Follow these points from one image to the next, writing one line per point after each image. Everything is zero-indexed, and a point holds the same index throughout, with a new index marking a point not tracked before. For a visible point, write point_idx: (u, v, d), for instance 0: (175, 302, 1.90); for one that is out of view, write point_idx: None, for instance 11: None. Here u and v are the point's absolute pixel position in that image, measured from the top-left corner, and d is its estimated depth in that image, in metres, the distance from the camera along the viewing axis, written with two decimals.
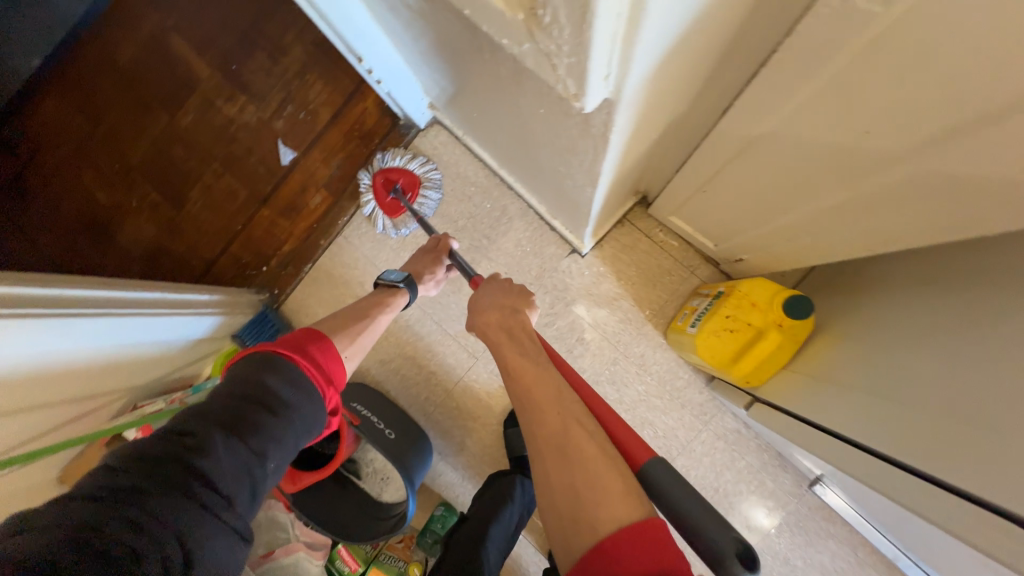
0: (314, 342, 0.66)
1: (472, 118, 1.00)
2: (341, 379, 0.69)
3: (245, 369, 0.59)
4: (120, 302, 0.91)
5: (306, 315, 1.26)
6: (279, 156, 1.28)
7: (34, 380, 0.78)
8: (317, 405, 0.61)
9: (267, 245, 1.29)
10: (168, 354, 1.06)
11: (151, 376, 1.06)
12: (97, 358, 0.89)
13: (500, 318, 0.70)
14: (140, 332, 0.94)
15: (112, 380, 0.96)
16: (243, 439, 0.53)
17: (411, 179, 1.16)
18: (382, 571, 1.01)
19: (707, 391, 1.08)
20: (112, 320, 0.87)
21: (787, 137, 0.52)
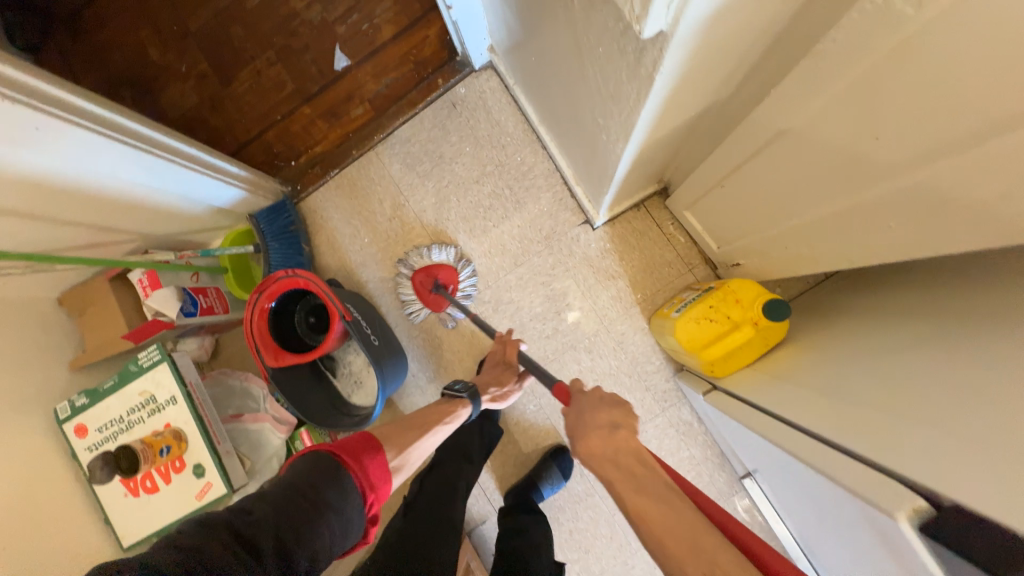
0: (366, 445, 0.73)
1: (528, 67, 1.04)
2: (384, 493, 0.72)
3: (307, 465, 0.66)
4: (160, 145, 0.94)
5: (321, 217, 1.31)
6: (333, 61, 1.30)
7: (60, 186, 0.84)
8: (357, 513, 0.65)
9: (301, 142, 1.33)
10: (193, 212, 1.12)
11: (172, 228, 1.12)
12: (122, 188, 0.93)
13: (603, 445, 0.65)
14: (174, 183, 1.00)
15: (131, 217, 1.01)
16: (291, 534, 0.57)
17: (448, 271, 1.20)
18: None
19: (672, 381, 1.15)
20: (146, 157, 0.91)
21: (806, 134, 0.57)
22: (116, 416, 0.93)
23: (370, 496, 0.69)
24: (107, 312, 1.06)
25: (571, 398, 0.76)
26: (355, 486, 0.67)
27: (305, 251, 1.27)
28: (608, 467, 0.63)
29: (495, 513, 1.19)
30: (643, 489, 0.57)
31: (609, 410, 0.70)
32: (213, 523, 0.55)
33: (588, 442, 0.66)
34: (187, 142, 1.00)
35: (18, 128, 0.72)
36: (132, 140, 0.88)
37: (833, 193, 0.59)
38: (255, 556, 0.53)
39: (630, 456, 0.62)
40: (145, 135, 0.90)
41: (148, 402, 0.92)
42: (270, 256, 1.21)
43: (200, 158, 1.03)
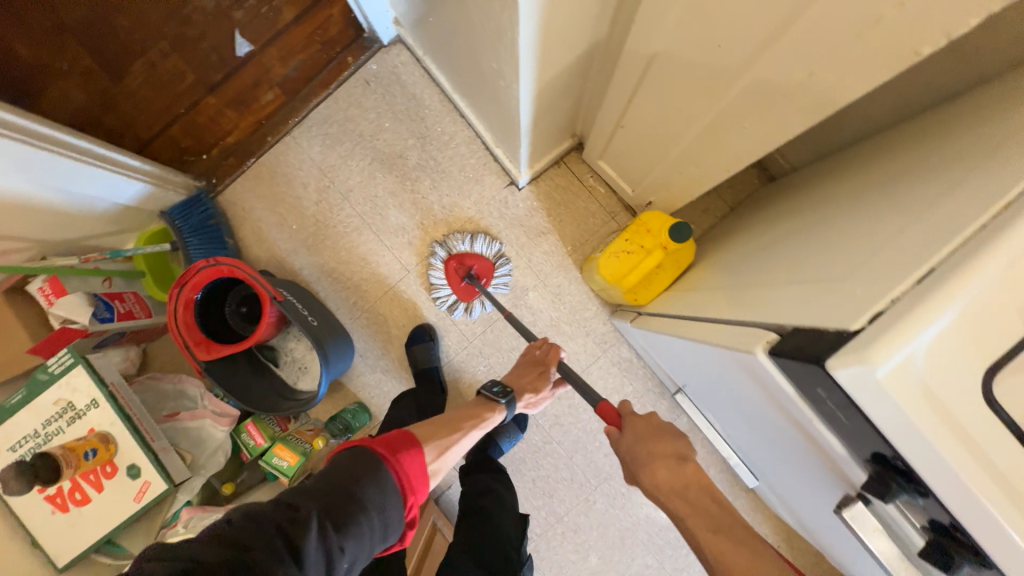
0: (411, 445, 0.72)
1: (432, 34, 1.06)
2: (424, 490, 0.72)
3: (347, 463, 0.66)
4: (42, 138, 0.88)
5: (244, 209, 1.27)
6: (234, 47, 1.26)
7: None
8: (395, 512, 0.65)
9: (211, 134, 1.28)
10: (95, 213, 1.06)
11: (72, 232, 1.05)
12: (6, 190, 0.87)
13: (671, 479, 0.65)
14: (66, 179, 0.94)
15: (21, 225, 0.94)
16: (333, 531, 0.59)
17: (485, 265, 1.21)
18: (286, 448, 1.06)
19: (609, 323, 1.22)
20: (28, 150, 0.85)
21: (666, 55, 0.64)
22: (29, 432, 0.86)
23: (411, 494, 0.69)
24: (7, 327, 0.97)
25: (622, 420, 0.76)
26: (396, 482, 0.67)
27: (230, 244, 1.23)
28: (675, 499, 0.64)
29: (458, 476, 1.22)
30: (721, 530, 0.58)
31: (669, 440, 0.70)
32: (259, 521, 0.56)
33: (654, 473, 0.67)
34: (75, 134, 0.95)
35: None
36: (11, 131, 0.82)
37: (699, 107, 0.67)
38: (297, 554, 0.55)
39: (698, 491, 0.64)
40: (25, 127, 0.85)
41: (65, 411, 0.86)
42: (190, 253, 1.17)
43: (93, 151, 0.98)
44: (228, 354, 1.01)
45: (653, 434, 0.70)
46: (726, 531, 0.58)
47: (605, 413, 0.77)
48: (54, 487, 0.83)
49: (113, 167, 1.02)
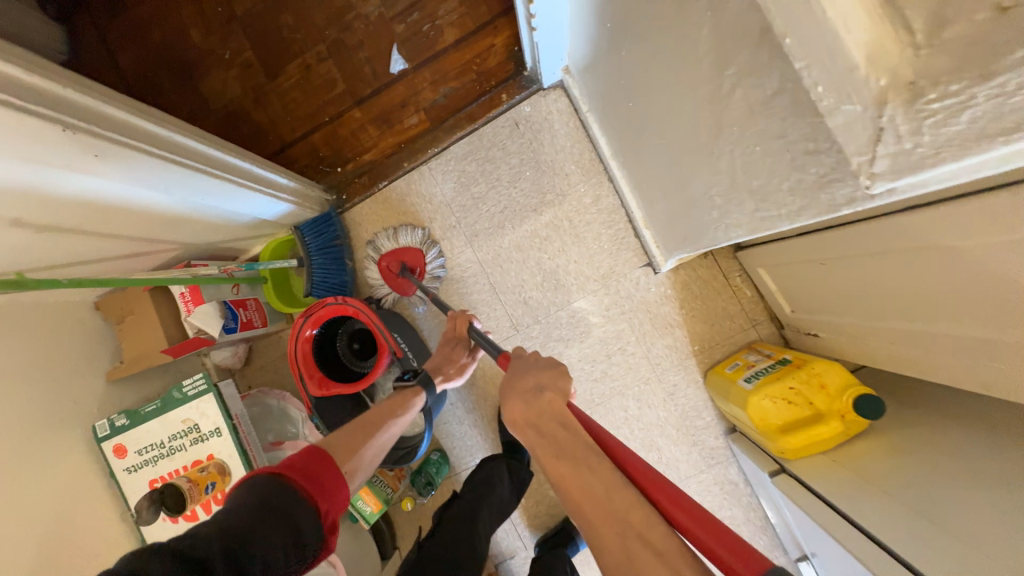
0: (316, 456, 0.63)
1: (609, 104, 0.96)
2: (340, 497, 0.61)
3: (245, 485, 0.55)
4: (213, 162, 0.89)
5: (367, 230, 1.25)
6: (389, 62, 1.20)
7: (109, 209, 0.80)
8: (308, 520, 0.55)
9: (349, 148, 1.26)
10: (239, 224, 1.07)
11: (214, 238, 1.07)
12: (171, 207, 0.89)
13: (526, 413, 0.57)
14: (227, 201, 0.95)
15: (176, 232, 0.97)
16: (235, 544, 0.49)
17: (414, 254, 1.17)
18: (372, 491, 1.08)
19: (722, 439, 1.11)
20: (203, 178, 0.86)
21: (970, 261, 0.51)
22: (157, 441, 0.90)
23: (325, 504, 0.59)
24: (147, 323, 1.01)
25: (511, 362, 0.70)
26: (307, 497, 0.57)
27: (348, 267, 1.22)
28: (528, 431, 0.57)
29: (525, 550, 1.18)
30: (562, 454, 0.52)
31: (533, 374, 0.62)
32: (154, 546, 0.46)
33: (510, 408, 0.59)
34: (238, 156, 0.96)
35: (76, 155, 0.67)
36: (191, 160, 0.84)
37: (981, 321, 0.54)
38: (202, 567, 0.45)
39: (551, 419, 0.56)
40: (197, 153, 0.85)
41: (191, 430, 0.90)
42: (313, 272, 1.16)
43: (251, 172, 0.99)
44: (339, 394, 0.99)
45: (529, 367, 0.64)
46: (567, 453, 0.52)
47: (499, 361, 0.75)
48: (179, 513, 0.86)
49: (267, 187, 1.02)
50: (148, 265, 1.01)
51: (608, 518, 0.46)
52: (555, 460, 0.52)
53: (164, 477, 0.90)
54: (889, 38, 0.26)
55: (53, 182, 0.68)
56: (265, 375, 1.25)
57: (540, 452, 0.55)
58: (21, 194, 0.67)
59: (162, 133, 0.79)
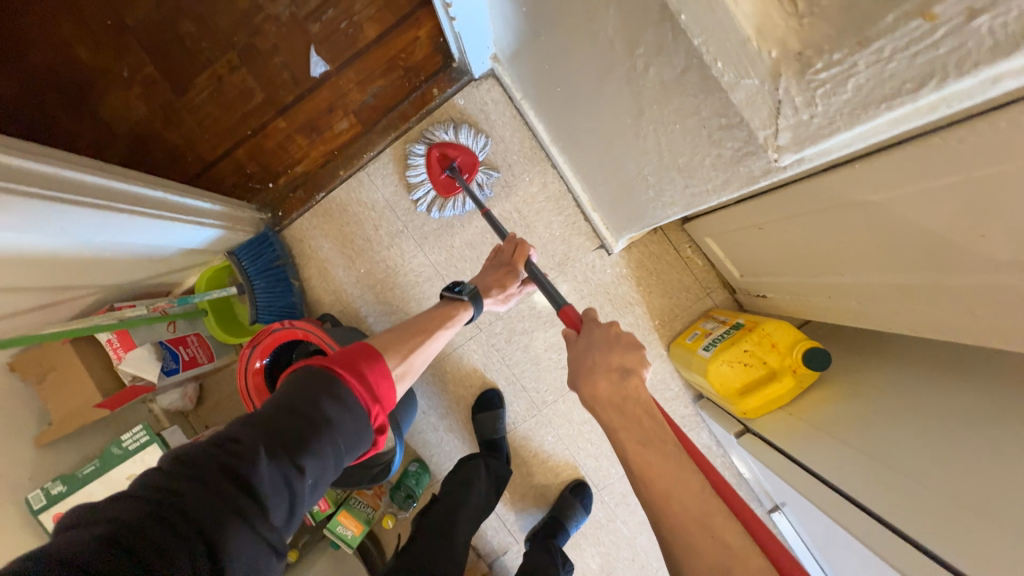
0: (365, 356, 0.62)
1: (540, 89, 0.94)
2: (390, 398, 0.63)
3: (296, 388, 0.55)
4: (117, 198, 0.82)
5: (311, 246, 1.19)
6: (308, 65, 1.12)
7: (4, 264, 0.72)
8: (361, 422, 0.57)
9: (279, 161, 1.18)
10: (162, 258, 0.99)
11: (135, 276, 0.98)
12: (78, 252, 0.81)
13: (612, 392, 0.58)
14: (143, 236, 0.88)
15: (90, 276, 0.88)
16: (289, 452, 0.49)
17: (468, 159, 1.09)
18: (350, 515, 1.05)
19: (691, 407, 1.14)
20: (108, 217, 0.79)
21: (887, 214, 0.53)
22: (102, 503, 0.84)
23: (369, 400, 0.59)
24: (77, 378, 0.94)
25: (582, 326, 0.67)
26: (351, 394, 0.57)
27: (295, 287, 1.16)
28: (611, 412, 0.58)
29: (516, 544, 1.18)
30: (651, 443, 0.54)
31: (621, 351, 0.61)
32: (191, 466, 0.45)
33: (594, 385, 0.59)
34: (148, 187, 0.89)
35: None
36: (89, 199, 0.76)
37: (904, 269, 0.57)
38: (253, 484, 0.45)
39: (637, 406, 0.57)
40: (98, 190, 0.78)
41: None
42: (257, 297, 1.09)
43: (166, 201, 0.92)
44: None
45: (609, 343, 0.61)
46: (656, 445, 0.54)
47: (565, 316, 0.68)
48: None
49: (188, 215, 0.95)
50: (65, 314, 0.92)
51: (699, 524, 0.48)
52: (641, 446, 0.54)
53: None
54: (774, 9, 0.26)
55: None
56: (221, 411, 1.18)
57: (623, 433, 0.56)
58: None
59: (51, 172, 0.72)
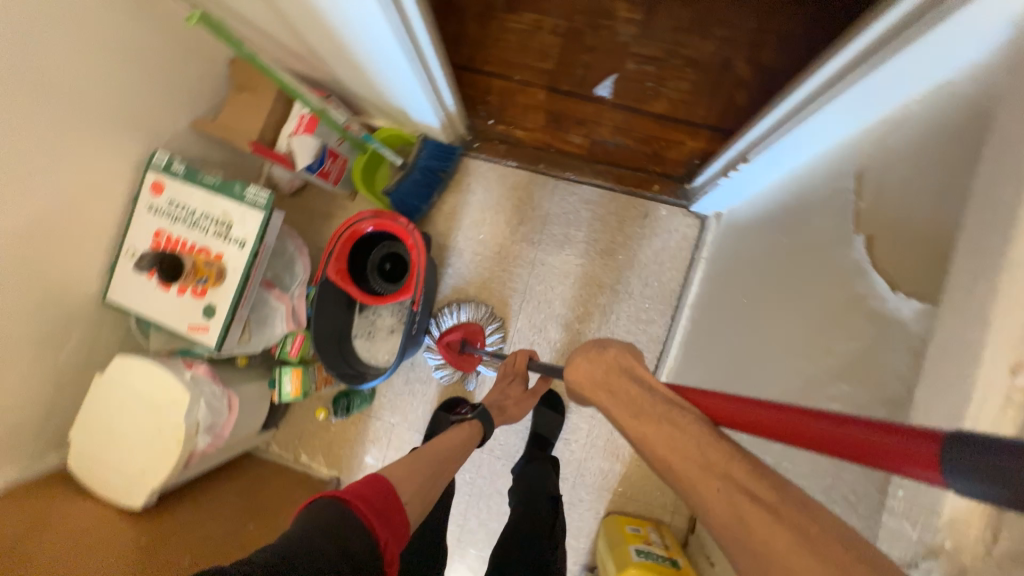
0: (375, 485, 0.68)
1: (724, 274, 1.03)
2: (396, 527, 0.67)
3: (311, 520, 0.60)
4: (421, 61, 0.92)
5: (468, 184, 1.31)
6: (600, 81, 1.23)
7: (326, 23, 0.83)
8: (364, 543, 0.61)
9: (512, 114, 1.28)
10: (387, 101, 1.10)
11: (360, 91, 1.10)
12: (362, 57, 0.92)
13: (591, 372, 0.65)
14: (400, 85, 0.99)
15: (344, 68, 1.00)
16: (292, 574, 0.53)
17: (476, 329, 1.21)
18: (302, 377, 1.11)
19: (578, 566, 1.18)
20: (404, 65, 0.90)
21: None
22: (190, 206, 0.93)
23: (384, 535, 0.64)
24: (256, 110, 1.05)
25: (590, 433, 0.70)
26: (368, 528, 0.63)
27: (431, 200, 1.26)
28: (599, 395, 0.64)
29: None
30: (641, 414, 0.56)
31: (613, 346, 0.68)
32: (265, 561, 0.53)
33: (576, 369, 0.67)
34: (439, 68, 0.98)
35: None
36: (410, 48, 0.87)
37: None
38: None
39: (620, 379, 0.63)
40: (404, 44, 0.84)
41: (221, 224, 0.92)
42: (403, 183, 1.19)
43: (434, 81, 1.00)
44: (349, 293, 1.05)
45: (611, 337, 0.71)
46: (646, 412, 0.56)
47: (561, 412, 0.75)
48: (160, 281, 0.92)
49: (434, 100, 1.06)
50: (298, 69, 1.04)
51: (703, 470, 0.47)
52: (634, 418, 0.56)
53: (165, 241, 0.92)
54: None
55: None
56: (297, 215, 1.28)
57: (613, 408, 0.60)
58: None
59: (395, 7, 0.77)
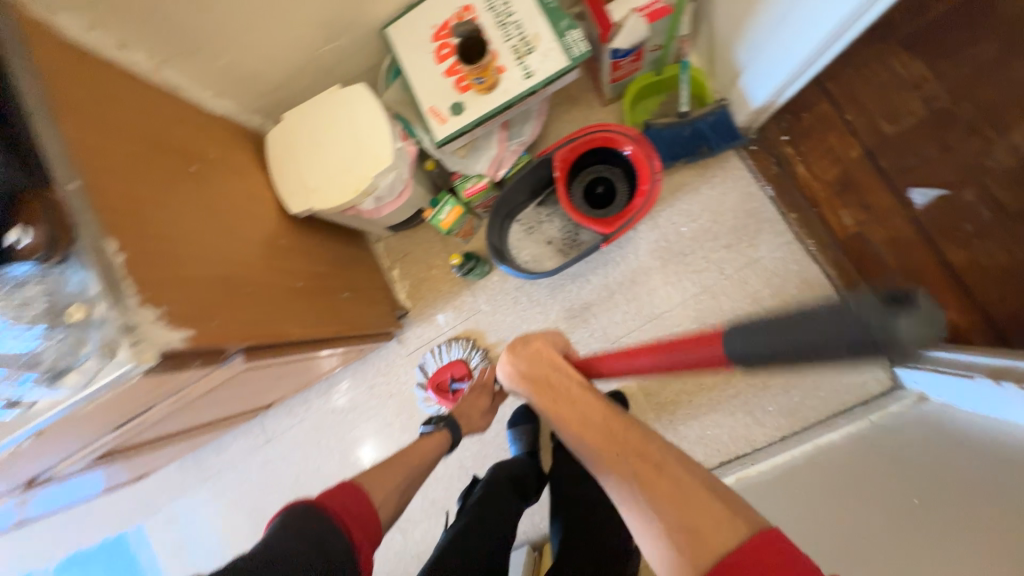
0: (349, 492, 0.72)
1: (883, 452, 0.90)
2: (373, 531, 0.71)
3: (288, 522, 0.62)
4: (832, 37, 0.78)
5: (712, 176, 1.18)
6: (923, 186, 1.05)
7: None
8: (341, 544, 0.64)
9: (812, 147, 1.13)
10: (738, 49, 0.98)
11: (725, 22, 0.99)
12: None
13: (511, 364, 0.83)
14: (782, 42, 0.86)
15: None
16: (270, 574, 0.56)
17: (461, 364, 1.22)
18: (455, 218, 1.09)
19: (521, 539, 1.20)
20: (821, 24, 0.77)
21: None
22: (511, 5, 0.87)
23: (360, 535, 0.68)
24: None
25: None
26: (345, 531, 0.66)
27: (673, 162, 1.15)
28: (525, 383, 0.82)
29: (408, 354, 1.29)
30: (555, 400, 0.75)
31: (548, 337, 0.86)
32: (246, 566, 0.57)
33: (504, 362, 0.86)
34: (824, 59, 0.84)
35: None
36: (849, 14, 0.73)
37: None
38: None
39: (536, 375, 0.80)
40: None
41: (524, 42, 0.86)
42: (670, 129, 1.08)
43: (807, 66, 0.86)
44: (556, 181, 1.02)
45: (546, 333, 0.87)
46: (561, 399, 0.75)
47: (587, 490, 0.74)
48: (440, 50, 0.89)
49: (783, 83, 0.92)
50: None
51: (628, 450, 0.65)
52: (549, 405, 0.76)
53: (469, 19, 0.88)
54: None
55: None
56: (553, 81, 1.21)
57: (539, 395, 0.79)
58: None
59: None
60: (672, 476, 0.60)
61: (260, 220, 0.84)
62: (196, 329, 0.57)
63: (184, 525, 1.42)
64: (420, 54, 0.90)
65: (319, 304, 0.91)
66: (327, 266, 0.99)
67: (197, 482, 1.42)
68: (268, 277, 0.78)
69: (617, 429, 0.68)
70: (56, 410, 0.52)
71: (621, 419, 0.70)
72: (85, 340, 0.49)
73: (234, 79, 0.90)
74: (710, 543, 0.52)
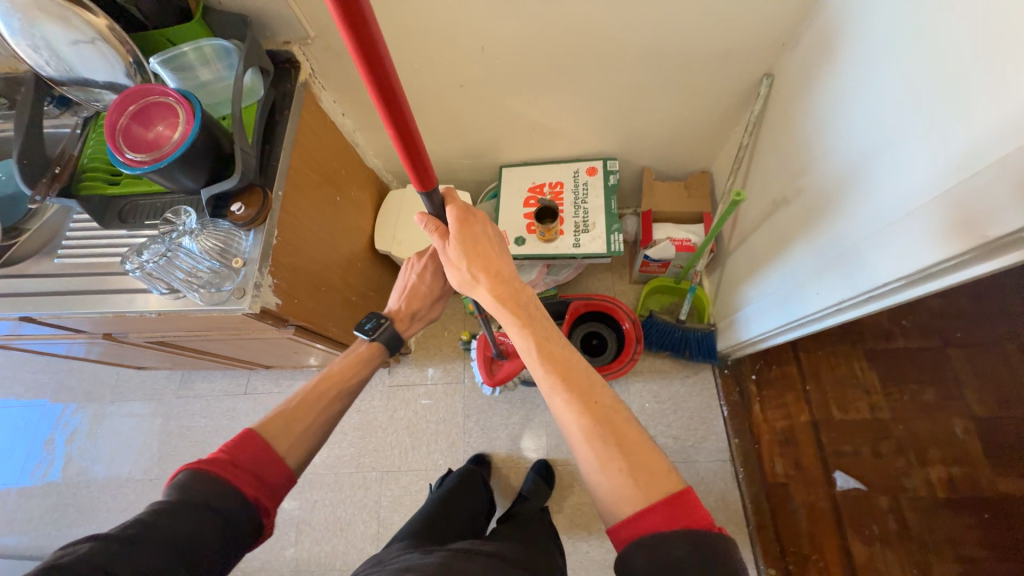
0: (248, 445, 0.66)
1: None
2: (280, 480, 0.67)
3: (184, 487, 0.58)
4: (817, 317, 0.88)
5: (686, 375, 1.42)
6: (845, 474, 1.22)
7: (821, 230, 0.86)
8: (232, 499, 0.60)
9: (775, 397, 1.34)
10: (755, 283, 1.13)
11: (751, 261, 1.16)
12: (798, 261, 0.94)
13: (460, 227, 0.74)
14: (781, 300, 0.99)
15: (773, 245, 1.05)
16: (166, 535, 0.53)
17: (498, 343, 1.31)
18: None
19: None
20: (809, 302, 0.88)
21: None
22: (587, 197, 1.23)
23: (258, 492, 0.63)
24: (676, 204, 1.31)
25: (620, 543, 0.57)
26: (239, 485, 0.62)
27: (659, 349, 1.40)
28: (463, 252, 0.74)
29: (390, 385, 1.51)
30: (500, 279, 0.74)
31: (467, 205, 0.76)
32: (124, 533, 0.52)
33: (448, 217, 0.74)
34: (810, 329, 0.93)
35: (840, 265, 0.79)
36: (827, 309, 0.84)
37: None
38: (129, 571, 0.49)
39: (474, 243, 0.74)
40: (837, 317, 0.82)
41: (583, 223, 1.20)
42: (666, 323, 1.35)
43: (798, 327, 0.97)
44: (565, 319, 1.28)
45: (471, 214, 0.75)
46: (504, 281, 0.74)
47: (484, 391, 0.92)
48: (528, 200, 1.25)
49: (777, 330, 1.03)
50: (746, 212, 1.18)
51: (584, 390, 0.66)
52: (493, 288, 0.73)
53: (557, 191, 1.25)
54: None
55: (860, 217, 0.76)
56: None
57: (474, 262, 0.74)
58: (871, 195, 0.74)
59: (835, 325, 0.87)
60: (613, 407, 0.65)
61: (354, 244, 1.16)
62: (284, 302, 0.85)
63: (140, 426, 1.59)
64: (513, 196, 1.26)
65: (356, 317, 1.18)
66: (374, 291, 1.28)
67: (172, 397, 1.62)
68: (338, 284, 1.07)
69: (581, 375, 0.68)
70: (181, 308, 0.77)
71: (586, 369, 0.69)
72: (232, 280, 0.77)
73: (392, 153, 1.29)
74: (651, 477, 0.58)
